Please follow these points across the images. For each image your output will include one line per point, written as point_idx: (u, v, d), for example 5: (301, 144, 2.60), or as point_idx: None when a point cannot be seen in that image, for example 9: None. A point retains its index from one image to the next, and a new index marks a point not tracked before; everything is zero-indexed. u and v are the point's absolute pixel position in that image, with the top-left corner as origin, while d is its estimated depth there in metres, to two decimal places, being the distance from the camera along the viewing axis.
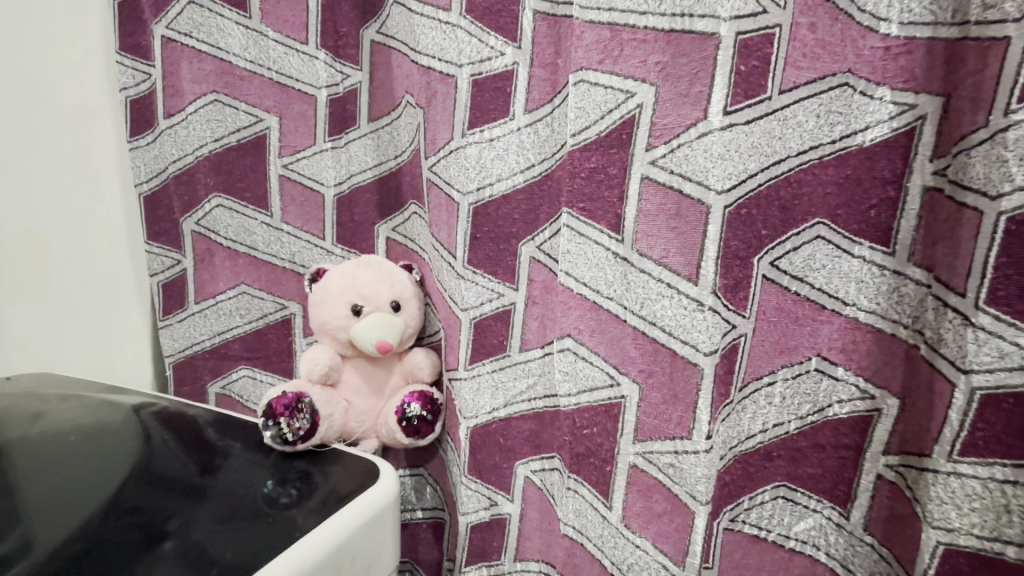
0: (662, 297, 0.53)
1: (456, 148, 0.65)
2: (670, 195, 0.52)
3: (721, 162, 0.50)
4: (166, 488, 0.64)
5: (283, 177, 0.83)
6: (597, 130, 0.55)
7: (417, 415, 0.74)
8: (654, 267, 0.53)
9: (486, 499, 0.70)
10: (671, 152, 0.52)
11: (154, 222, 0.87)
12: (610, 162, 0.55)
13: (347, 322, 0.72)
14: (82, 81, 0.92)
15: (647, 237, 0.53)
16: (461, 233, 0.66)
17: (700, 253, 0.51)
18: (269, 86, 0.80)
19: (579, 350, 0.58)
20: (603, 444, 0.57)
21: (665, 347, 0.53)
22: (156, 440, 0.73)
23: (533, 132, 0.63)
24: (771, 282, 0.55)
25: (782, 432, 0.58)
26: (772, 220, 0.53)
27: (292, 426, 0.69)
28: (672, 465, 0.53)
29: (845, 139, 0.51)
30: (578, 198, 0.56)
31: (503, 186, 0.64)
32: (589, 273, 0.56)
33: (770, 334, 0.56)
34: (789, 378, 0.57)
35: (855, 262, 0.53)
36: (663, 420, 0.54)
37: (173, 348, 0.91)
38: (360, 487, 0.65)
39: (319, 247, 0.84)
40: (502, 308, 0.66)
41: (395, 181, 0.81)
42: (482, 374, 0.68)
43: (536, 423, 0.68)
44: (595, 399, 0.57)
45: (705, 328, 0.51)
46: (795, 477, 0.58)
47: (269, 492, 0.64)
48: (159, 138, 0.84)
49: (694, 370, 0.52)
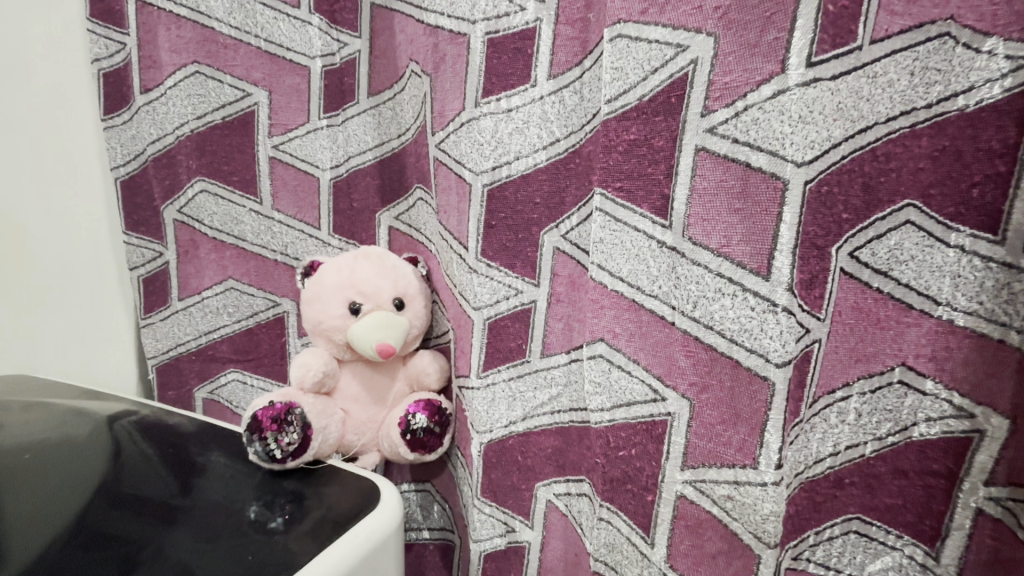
0: (721, 296, 0.43)
1: (468, 120, 0.56)
2: (732, 170, 0.42)
3: (801, 126, 0.41)
4: (136, 512, 0.56)
5: (273, 159, 0.74)
6: (638, 94, 0.45)
7: (423, 428, 0.65)
8: (710, 257, 0.43)
9: (502, 524, 0.61)
10: (735, 117, 0.42)
11: (132, 211, 0.78)
12: (654, 132, 0.45)
13: (345, 323, 0.64)
14: (55, 56, 0.83)
15: (702, 222, 0.44)
16: (473, 220, 0.57)
17: (772, 239, 0.41)
18: (256, 56, 0.71)
19: (614, 358, 0.49)
20: (643, 468, 0.48)
21: (723, 355, 0.44)
22: (129, 456, 0.64)
23: (558, 101, 0.53)
24: (849, 276, 0.46)
25: (856, 455, 0.49)
26: (852, 201, 0.44)
27: (280, 442, 0.60)
28: (728, 498, 0.44)
29: (942, 102, 0.41)
30: (615, 175, 0.47)
31: (523, 165, 0.55)
32: (628, 265, 0.47)
33: (845, 340, 0.48)
34: (866, 393, 0.48)
35: (950, 253, 0.43)
36: (718, 443, 0.45)
37: (156, 349, 0.83)
38: (357, 514, 0.56)
39: (314, 238, 0.75)
40: (521, 307, 0.57)
41: (398, 163, 0.71)
42: (497, 384, 0.59)
43: (560, 440, 0.59)
44: (632, 415, 0.48)
45: (775, 332, 0.41)
46: (870, 509, 0.49)
47: (255, 516, 0.56)
48: (136, 116, 0.75)
49: (763, 386, 0.42)
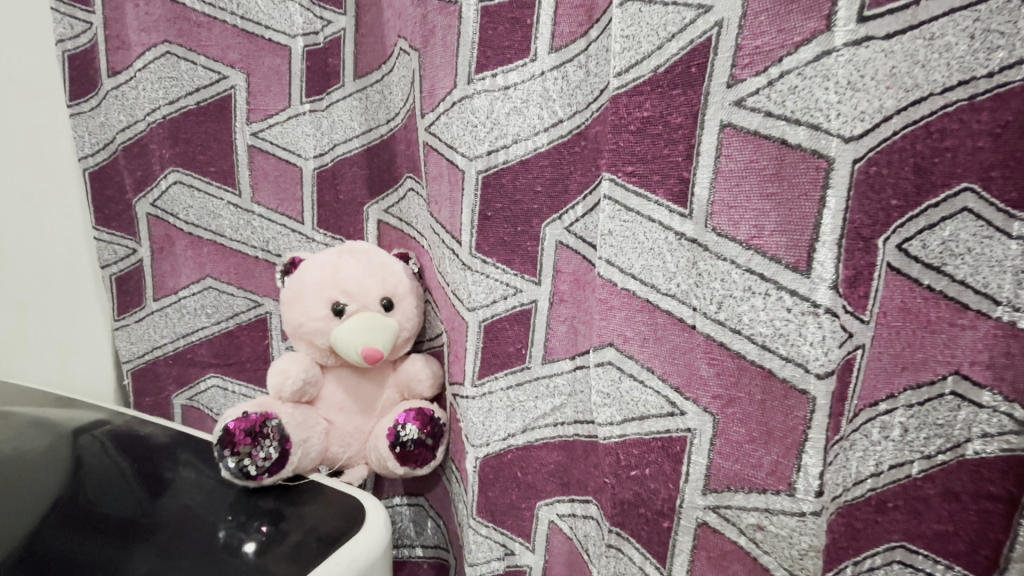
0: (751, 295, 0.37)
1: (460, 99, 0.50)
2: (763, 149, 0.36)
3: (849, 93, 0.33)
4: (94, 537, 0.51)
5: (252, 148, 0.68)
6: (652, 66, 0.39)
7: (414, 440, 0.59)
8: (736, 250, 0.37)
9: (500, 547, 0.55)
10: (769, 86, 0.35)
11: (102, 204, 0.73)
12: (671, 108, 0.40)
13: (327, 324, 0.58)
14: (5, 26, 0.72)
15: (728, 210, 0.38)
16: (467, 211, 0.51)
17: (812, 230, 0.35)
18: (233, 35, 0.66)
19: (625, 366, 0.43)
20: (658, 491, 0.43)
21: (753, 365, 0.38)
22: (91, 474, 0.58)
23: (561, 78, 0.48)
24: (896, 272, 0.40)
25: (901, 476, 0.43)
26: (903, 184, 0.37)
27: (255, 458, 0.55)
28: (757, 527, 0.38)
29: (1007, 71, 0.34)
30: (625, 157, 0.41)
31: (521, 149, 0.49)
32: (640, 260, 0.41)
33: (890, 345, 0.41)
34: (913, 405, 0.42)
35: (1012, 246, 0.38)
36: (747, 465, 0.39)
37: (132, 353, 0.78)
38: (338, 538, 0.50)
39: (297, 233, 0.70)
40: (520, 308, 0.52)
41: (387, 151, 0.65)
42: (494, 393, 0.53)
43: (564, 455, 0.53)
44: (646, 431, 0.42)
45: (816, 337, 0.35)
46: (916, 536, 0.43)
47: (227, 538, 0.50)
48: (104, 102, 0.70)
49: (801, 401, 0.36)
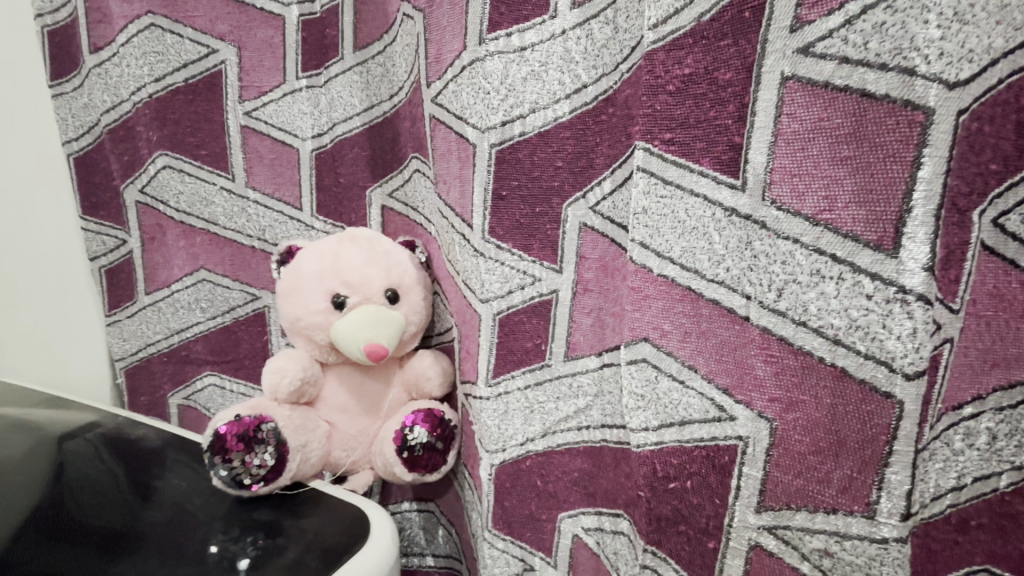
0: (820, 281, 0.31)
1: (470, 63, 0.44)
2: (836, 104, 0.30)
3: (955, 27, 0.26)
4: (69, 552, 0.46)
5: (245, 128, 0.63)
6: (695, 14, 0.33)
7: (423, 444, 0.54)
8: (801, 227, 0.32)
9: (518, 562, 0.50)
10: (847, 25, 0.29)
11: (89, 192, 0.68)
12: (719, 62, 0.34)
13: (327, 318, 0.53)
14: None
15: (790, 179, 0.32)
16: (479, 190, 0.46)
17: (900, 200, 0.28)
18: (222, 5, 0.60)
19: (663, 365, 0.37)
20: (702, 507, 0.37)
21: (822, 363, 0.32)
22: (71, 482, 0.54)
23: (585, 36, 0.42)
24: (989, 253, 0.34)
25: (987, 490, 0.37)
26: (1003, 145, 0.31)
27: (250, 465, 0.50)
28: (824, 553, 0.33)
29: None
30: (663, 123, 0.35)
31: (540, 119, 0.43)
32: (681, 242, 0.36)
33: (979, 338, 0.35)
34: (1004, 409, 0.36)
35: None
36: (812, 480, 0.33)
37: (124, 351, 0.73)
38: (339, 554, 0.45)
39: (295, 220, 0.65)
40: (539, 299, 0.46)
41: (390, 129, 0.60)
42: (511, 394, 0.48)
43: (589, 463, 0.47)
44: (687, 439, 0.37)
45: (904, 331, 0.29)
46: (1002, 558, 0.37)
47: (219, 553, 0.46)
48: (86, 80, 0.65)
49: (884, 407, 0.30)
